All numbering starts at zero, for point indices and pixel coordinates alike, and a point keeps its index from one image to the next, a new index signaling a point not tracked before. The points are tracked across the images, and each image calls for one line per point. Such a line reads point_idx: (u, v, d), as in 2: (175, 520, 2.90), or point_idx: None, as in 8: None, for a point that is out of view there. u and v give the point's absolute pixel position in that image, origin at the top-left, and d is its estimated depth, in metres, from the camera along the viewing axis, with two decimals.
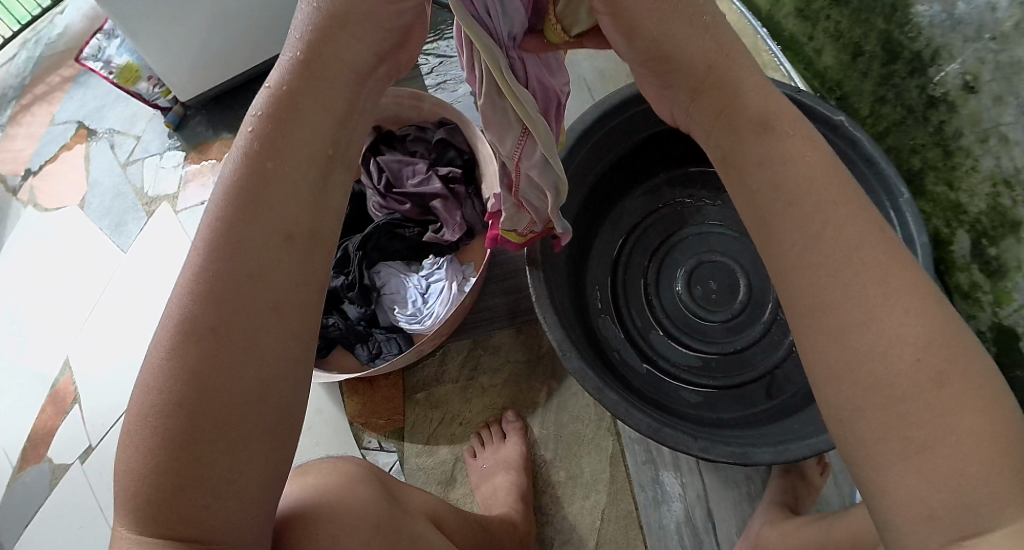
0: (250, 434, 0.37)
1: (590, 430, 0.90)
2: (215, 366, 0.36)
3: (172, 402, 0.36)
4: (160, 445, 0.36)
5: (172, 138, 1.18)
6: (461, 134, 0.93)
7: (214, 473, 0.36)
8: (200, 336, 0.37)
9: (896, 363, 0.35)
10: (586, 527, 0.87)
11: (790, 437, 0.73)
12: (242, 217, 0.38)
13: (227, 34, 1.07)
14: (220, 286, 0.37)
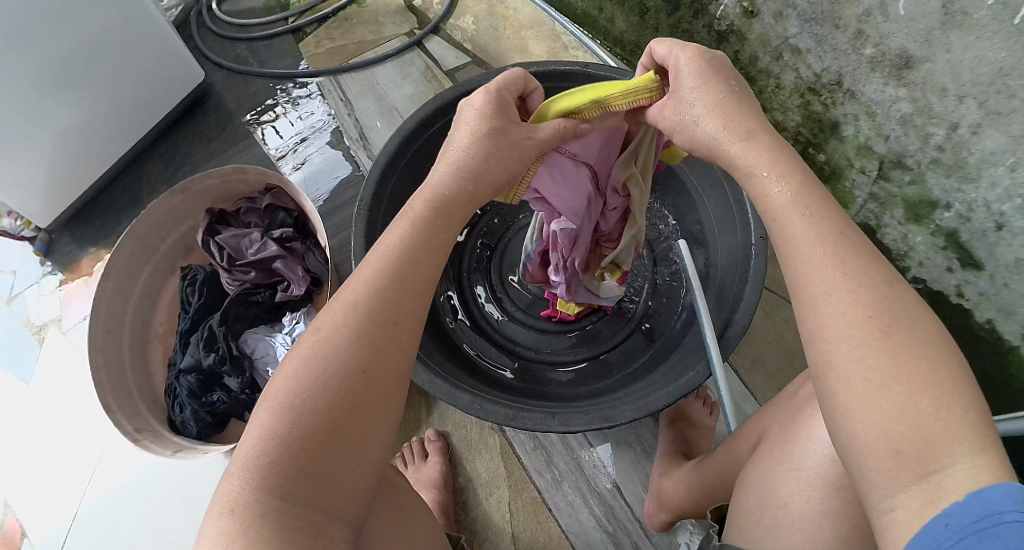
0: (380, 433, 0.46)
1: (476, 435, 1.01)
2: (370, 391, 0.46)
3: (321, 405, 0.44)
4: (303, 437, 0.43)
5: (46, 265, 1.20)
6: (286, 195, 1.00)
7: (356, 469, 0.45)
8: (340, 372, 0.46)
9: (844, 317, 0.43)
10: (500, 521, 0.95)
11: (664, 384, 0.78)
12: (375, 290, 0.50)
13: (75, 145, 1.11)
14: (359, 331, 0.47)
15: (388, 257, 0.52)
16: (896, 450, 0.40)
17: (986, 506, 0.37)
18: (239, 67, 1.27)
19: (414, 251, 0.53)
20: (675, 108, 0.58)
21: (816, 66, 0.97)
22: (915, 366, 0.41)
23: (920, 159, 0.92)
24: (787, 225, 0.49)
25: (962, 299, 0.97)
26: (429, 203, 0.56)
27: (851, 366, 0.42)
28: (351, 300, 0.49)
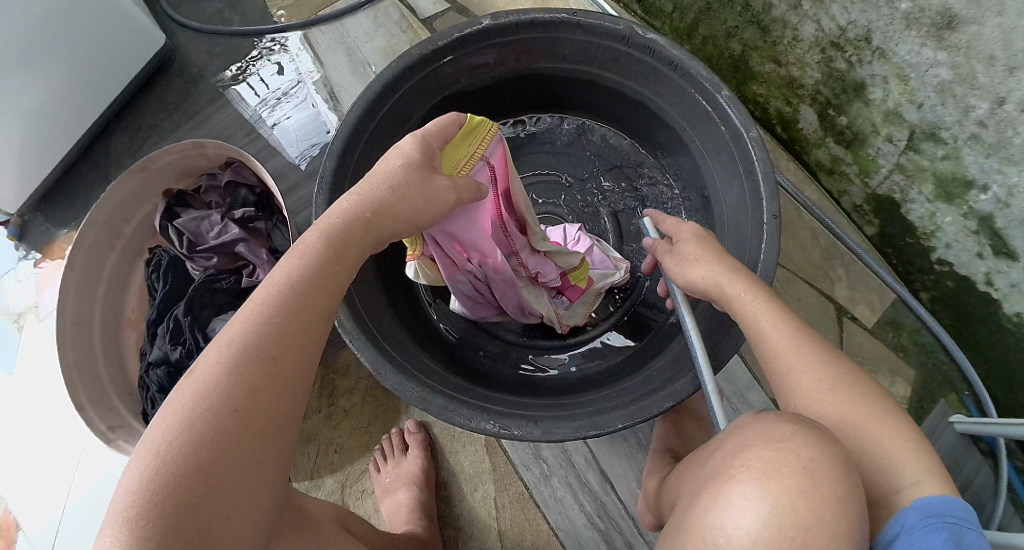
0: (266, 475, 0.43)
1: (459, 425, 0.99)
2: (252, 430, 0.42)
3: (195, 443, 0.41)
4: (172, 488, 0.39)
5: (20, 250, 1.15)
6: (247, 170, 0.93)
7: (234, 516, 0.40)
8: (216, 406, 0.42)
9: (813, 385, 0.55)
10: (486, 517, 0.93)
11: (653, 389, 0.73)
12: (261, 317, 0.46)
13: (40, 124, 1.03)
14: (239, 362, 0.44)
15: (272, 287, 0.48)
16: (863, 465, 0.50)
17: (934, 509, 0.46)
18: (203, 26, 1.16)
19: (309, 275, 0.50)
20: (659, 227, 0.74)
21: (840, 17, 0.85)
22: (861, 407, 0.53)
23: (957, 132, 0.81)
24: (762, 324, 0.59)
25: (990, 287, 0.90)
26: (335, 227, 0.53)
27: (829, 402, 0.54)
28: (230, 338, 0.45)
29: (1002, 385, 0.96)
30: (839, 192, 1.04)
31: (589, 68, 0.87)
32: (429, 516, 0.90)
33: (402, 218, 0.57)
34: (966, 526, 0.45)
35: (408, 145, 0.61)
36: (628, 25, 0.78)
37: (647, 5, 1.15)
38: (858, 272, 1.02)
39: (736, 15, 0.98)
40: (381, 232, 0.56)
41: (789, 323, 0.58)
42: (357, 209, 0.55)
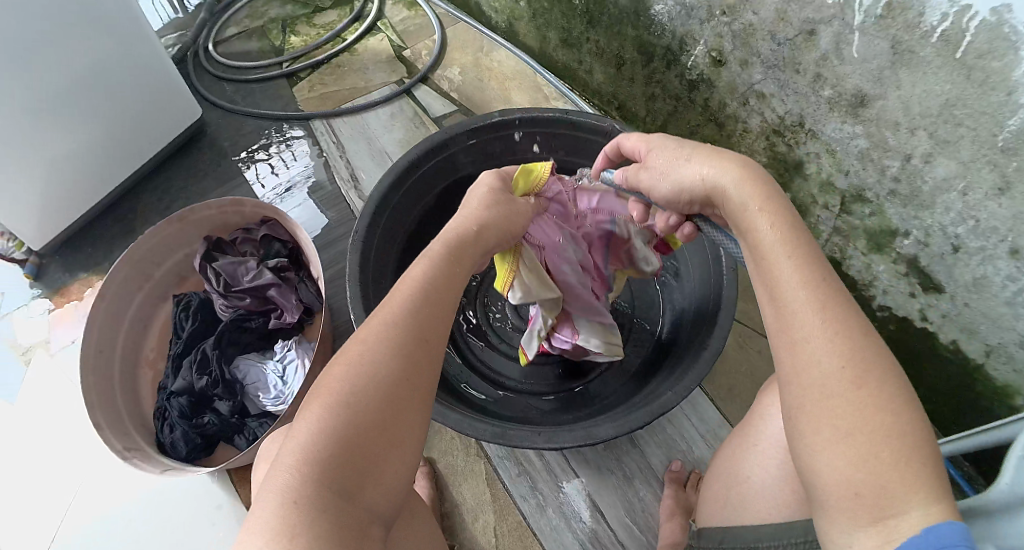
0: (417, 435, 0.49)
1: (462, 459, 0.93)
2: (408, 395, 0.49)
3: (367, 402, 0.47)
4: (350, 437, 0.45)
5: (35, 288, 1.21)
6: (281, 226, 1.03)
7: (395, 468, 0.47)
8: (388, 371, 0.49)
9: (816, 359, 0.45)
10: (482, 548, 0.86)
11: (657, 396, 0.78)
12: (415, 303, 0.54)
13: (70, 170, 1.14)
14: (402, 340, 0.51)
15: (425, 276, 0.57)
16: (856, 492, 0.41)
17: (938, 539, 0.38)
18: (236, 107, 1.32)
19: (444, 272, 0.58)
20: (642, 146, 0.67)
21: (779, 109, 0.99)
22: (883, 413, 0.42)
23: (878, 191, 0.93)
24: (777, 268, 0.50)
25: (925, 321, 0.99)
26: (456, 234, 0.62)
27: (827, 423, 0.43)
28: (390, 316, 0.52)
29: (954, 418, 1.03)
30: None
31: (578, 159, 0.96)
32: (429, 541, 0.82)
33: (494, 224, 0.66)
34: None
35: (488, 178, 0.72)
36: (611, 122, 0.89)
37: (625, 111, 1.28)
38: None
39: (697, 114, 1.12)
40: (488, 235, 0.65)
41: (786, 244, 0.51)
42: (464, 224, 0.64)
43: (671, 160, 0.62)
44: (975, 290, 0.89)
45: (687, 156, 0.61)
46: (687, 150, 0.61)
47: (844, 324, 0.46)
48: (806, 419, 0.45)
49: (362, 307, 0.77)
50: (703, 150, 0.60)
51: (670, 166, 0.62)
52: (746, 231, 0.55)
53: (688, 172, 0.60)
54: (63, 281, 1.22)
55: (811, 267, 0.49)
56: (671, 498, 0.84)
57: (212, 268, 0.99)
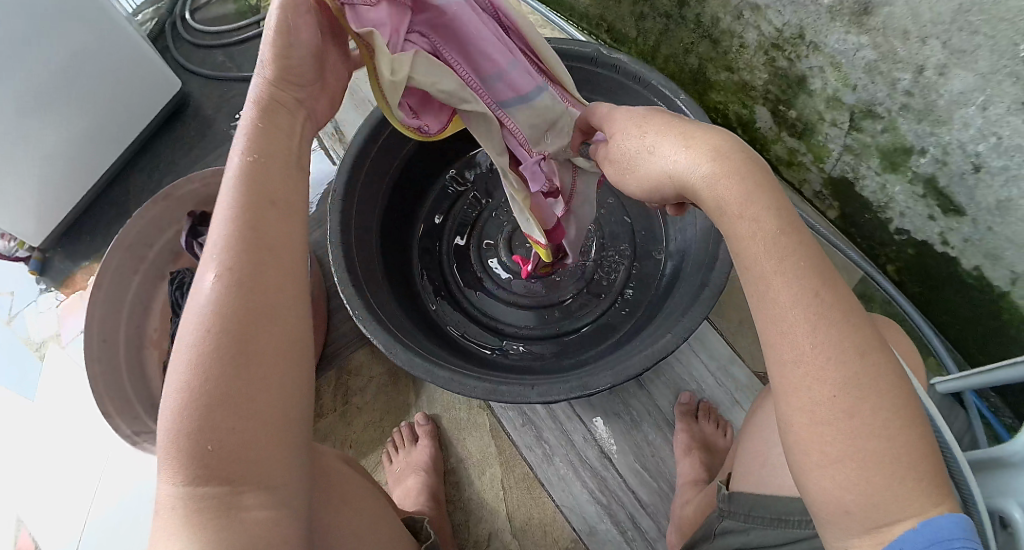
0: (280, 379, 0.42)
1: (465, 415, 0.91)
2: (251, 363, 0.41)
3: (212, 387, 0.39)
4: (209, 431, 0.39)
5: (42, 282, 1.23)
6: None
7: (272, 448, 0.40)
8: (223, 345, 0.40)
9: (801, 355, 0.44)
10: (491, 501, 0.86)
11: (648, 346, 0.75)
12: (225, 251, 0.43)
13: (59, 165, 1.14)
14: (227, 304, 0.41)
15: (228, 200, 0.45)
16: (845, 510, 0.42)
17: (936, 535, 0.41)
18: (217, 75, 1.28)
19: (242, 197, 0.45)
20: (620, 141, 0.54)
21: (777, 20, 0.91)
22: (882, 416, 0.42)
23: (890, 105, 0.86)
24: (761, 272, 0.45)
25: (946, 246, 0.93)
26: (254, 137, 0.48)
27: (805, 393, 0.43)
28: (207, 275, 0.42)
29: (978, 343, 0.99)
30: (801, 183, 1.09)
31: None
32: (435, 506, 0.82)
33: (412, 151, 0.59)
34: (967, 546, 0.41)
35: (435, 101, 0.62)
36: (595, 47, 0.84)
37: (615, 33, 1.20)
38: (826, 253, 1.06)
39: (690, 32, 1.05)
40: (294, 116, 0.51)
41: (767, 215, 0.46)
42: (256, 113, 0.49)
43: (637, 149, 0.52)
44: (999, 210, 0.83)
45: (650, 149, 0.51)
46: (647, 140, 0.51)
47: (813, 299, 0.44)
48: (795, 441, 0.44)
49: (346, 269, 0.77)
50: (670, 134, 0.50)
51: (633, 162, 0.52)
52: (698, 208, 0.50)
53: (658, 164, 0.50)
54: (67, 272, 1.23)
55: (787, 244, 0.45)
56: (684, 433, 0.83)
57: (196, 245, 0.98)
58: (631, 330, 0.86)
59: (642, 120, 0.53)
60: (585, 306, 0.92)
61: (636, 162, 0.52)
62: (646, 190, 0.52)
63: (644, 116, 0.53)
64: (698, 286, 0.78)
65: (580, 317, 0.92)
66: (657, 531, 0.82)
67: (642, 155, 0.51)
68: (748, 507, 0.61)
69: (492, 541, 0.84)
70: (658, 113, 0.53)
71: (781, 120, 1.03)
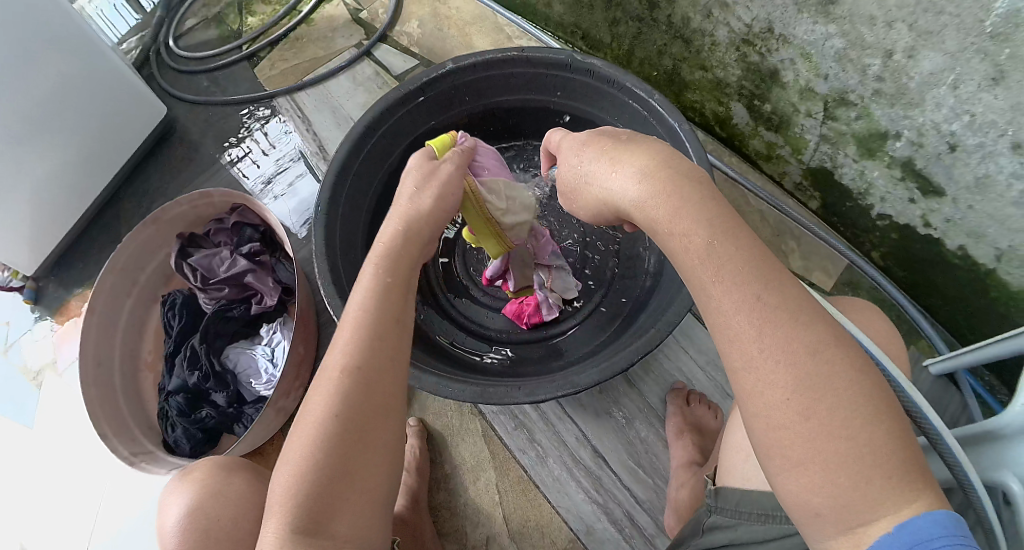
0: (383, 469, 0.49)
1: (458, 419, 0.91)
2: (358, 427, 0.49)
3: (326, 442, 0.48)
4: (315, 479, 0.47)
5: (36, 312, 1.24)
6: (251, 211, 1.01)
7: (360, 500, 0.48)
8: (339, 409, 0.49)
9: (759, 343, 0.46)
10: (488, 506, 0.86)
11: (632, 344, 0.76)
12: (360, 328, 0.53)
13: (50, 195, 1.16)
14: (348, 373, 0.50)
15: (365, 309, 0.54)
16: (817, 512, 0.44)
17: (912, 535, 0.41)
18: (200, 98, 1.29)
19: (381, 286, 0.56)
20: (566, 168, 0.65)
21: (745, 16, 0.92)
22: (844, 414, 0.43)
23: (862, 92, 0.88)
24: (701, 280, 0.50)
25: (929, 228, 0.94)
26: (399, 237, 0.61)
27: (766, 370, 0.45)
28: (330, 367, 0.51)
29: (969, 324, 0.99)
30: (781, 175, 1.10)
31: (539, 96, 0.93)
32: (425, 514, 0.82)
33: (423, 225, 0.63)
34: (950, 545, 0.41)
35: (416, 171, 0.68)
36: (568, 54, 0.85)
37: (590, 39, 1.22)
38: (810, 242, 1.07)
39: (663, 33, 1.06)
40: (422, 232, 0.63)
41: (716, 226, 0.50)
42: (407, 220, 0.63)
43: (579, 177, 0.62)
44: (978, 189, 0.84)
45: (587, 176, 0.61)
46: (581, 170, 0.62)
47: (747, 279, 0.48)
48: (760, 442, 0.46)
49: (331, 281, 0.78)
50: (602, 159, 0.60)
51: (577, 187, 0.62)
52: (643, 222, 0.55)
53: (595, 189, 0.60)
54: (61, 300, 1.24)
55: (726, 246, 0.49)
56: (677, 415, 0.84)
57: (184, 264, 0.98)
58: (615, 331, 0.87)
59: (583, 148, 0.63)
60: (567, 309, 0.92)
61: (577, 187, 0.63)
62: (593, 214, 0.63)
63: (584, 143, 0.64)
64: (670, 288, 0.80)
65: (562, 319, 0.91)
66: (654, 528, 0.82)
67: (576, 181, 0.63)
68: (735, 502, 0.62)
69: (490, 545, 0.84)
70: (595, 141, 0.63)
71: (757, 114, 1.04)
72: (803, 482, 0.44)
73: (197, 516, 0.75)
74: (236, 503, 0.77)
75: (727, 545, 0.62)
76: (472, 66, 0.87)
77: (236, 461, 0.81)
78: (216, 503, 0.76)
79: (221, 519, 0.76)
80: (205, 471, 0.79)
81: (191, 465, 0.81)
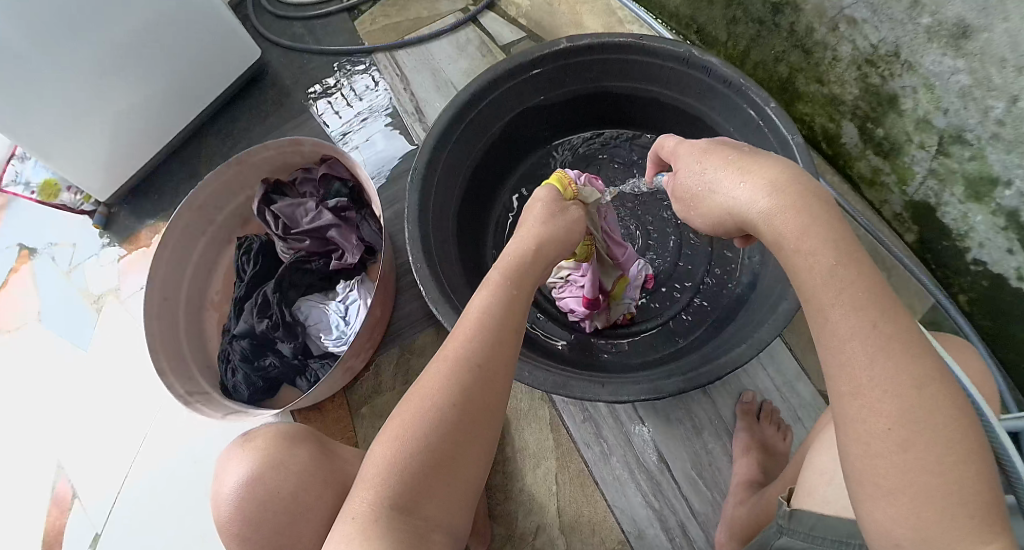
0: (482, 461, 0.48)
1: (526, 404, 0.90)
2: (470, 423, 0.47)
3: (436, 431, 0.46)
4: (420, 463, 0.46)
5: (104, 237, 1.25)
6: (341, 165, 0.99)
7: (455, 491, 0.46)
8: (454, 400, 0.47)
9: (885, 369, 0.44)
10: (542, 494, 0.85)
11: (718, 358, 0.74)
12: (482, 324, 0.51)
13: (136, 123, 1.17)
14: (469, 368, 0.49)
15: (490, 303, 0.53)
16: (901, 544, 0.43)
17: None
18: (295, 45, 1.29)
19: (513, 291, 0.54)
20: (684, 177, 0.61)
21: (874, 36, 0.89)
22: (957, 447, 0.42)
23: (980, 133, 0.85)
24: (821, 306, 0.47)
25: (1021, 282, 0.91)
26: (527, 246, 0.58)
27: (873, 397, 0.44)
28: (457, 355, 0.49)
29: None
30: (881, 203, 1.06)
31: (649, 86, 0.90)
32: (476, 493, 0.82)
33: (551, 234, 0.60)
34: None
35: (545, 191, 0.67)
36: (688, 48, 0.82)
37: (702, 35, 1.19)
38: (900, 276, 1.03)
39: (782, 40, 1.03)
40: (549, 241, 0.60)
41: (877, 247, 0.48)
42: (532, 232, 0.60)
43: (698, 185, 0.58)
44: None
45: (711, 185, 0.56)
46: (703, 179, 0.58)
47: (877, 312, 0.46)
48: (862, 469, 0.44)
49: (422, 249, 0.77)
50: (729, 168, 0.55)
51: (697, 195, 0.58)
52: (768, 238, 0.52)
53: (720, 197, 0.55)
54: (131, 228, 1.25)
55: (885, 273, 0.47)
56: (745, 431, 0.83)
57: (268, 210, 0.98)
58: (695, 341, 0.85)
59: (703, 156, 0.59)
60: (646, 310, 0.91)
61: (699, 196, 0.58)
62: (712, 223, 0.58)
63: (704, 150, 0.60)
64: (761, 310, 0.78)
65: (640, 319, 0.90)
66: (706, 542, 0.81)
67: (697, 189, 0.58)
68: (810, 526, 0.60)
69: (538, 534, 0.84)
70: (717, 150, 0.58)
71: (865, 138, 1.01)
72: (919, 530, 0.42)
73: (258, 488, 0.68)
74: (300, 478, 0.69)
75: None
76: (587, 47, 0.85)
77: (300, 431, 0.74)
78: (279, 476, 0.69)
79: (285, 494, 0.68)
80: (267, 439, 0.71)
81: (254, 429, 0.74)
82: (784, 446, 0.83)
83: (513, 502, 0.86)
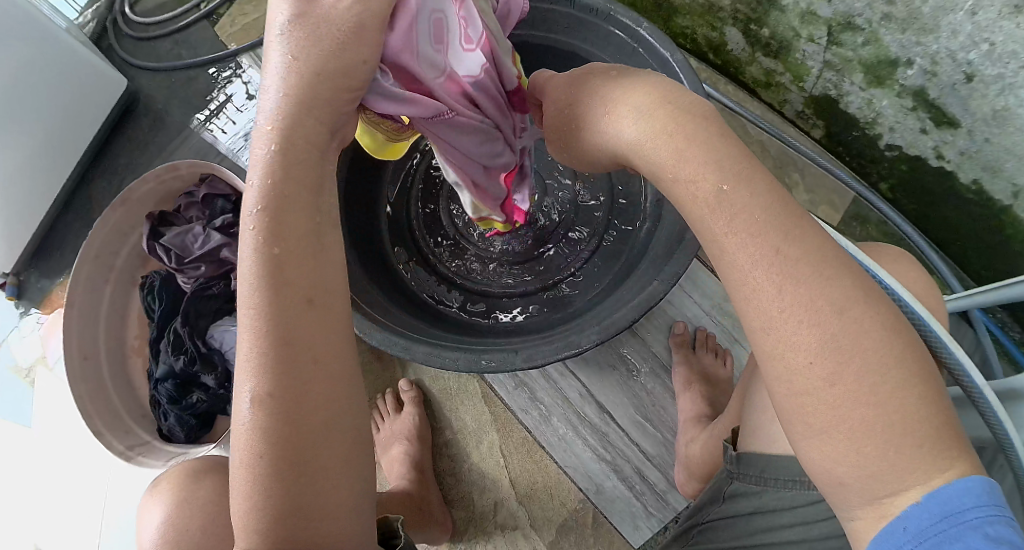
0: (347, 476, 0.40)
1: (456, 382, 0.88)
2: (302, 443, 0.38)
3: (266, 464, 0.38)
4: (270, 503, 0.38)
5: (19, 307, 1.19)
6: (221, 181, 0.95)
7: (327, 516, 0.39)
8: (275, 425, 0.38)
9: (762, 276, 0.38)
10: (493, 471, 0.83)
11: (630, 297, 0.71)
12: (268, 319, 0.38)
13: (20, 183, 1.10)
14: (275, 381, 0.38)
15: (265, 286, 0.38)
16: (841, 481, 0.38)
17: (943, 507, 0.36)
18: (164, 64, 1.22)
19: (279, 246, 0.38)
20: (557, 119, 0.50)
21: None
22: (872, 349, 0.37)
23: (870, 16, 0.80)
24: (710, 232, 0.40)
25: (941, 161, 0.88)
26: (277, 163, 0.39)
27: (788, 329, 0.38)
28: (253, 366, 0.38)
29: (982, 258, 0.95)
30: (781, 103, 1.05)
31: (517, 30, 0.86)
32: (427, 483, 0.80)
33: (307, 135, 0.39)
34: (984, 517, 0.36)
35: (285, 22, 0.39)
36: None
37: None
38: (814, 176, 1.02)
39: None
40: (313, 149, 0.40)
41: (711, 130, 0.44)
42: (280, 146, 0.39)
43: (565, 128, 0.49)
44: (993, 120, 0.78)
45: (577, 125, 0.48)
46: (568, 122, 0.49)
47: (753, 201, 0.39)
48: (783, 410, 0.39)
49: None
50: (599, 94, 0.46)
51: (567, 139, 0.50)
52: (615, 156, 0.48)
53: (589, 130, 0.46)
54: (46, 292, 1.19)
55: None
56: (684, 365, 0.80)
57: (156, 243, 0.94)
58: (610, 281, 0.83)
59: (571, 90, 0.49)
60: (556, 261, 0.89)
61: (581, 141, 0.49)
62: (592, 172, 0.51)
63: (575, 79, 0.50)
64: (665, 233, 0.76)
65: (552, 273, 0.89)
66: (666, 483, 0.80)
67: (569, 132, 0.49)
68: (760, 468, 0.55)
69: (498, 511, 0.82)
70: (586, 79, 0.49)
71: (753, 39, 0.98)
72: (827, 449, 0.37)
73: (172, 534, 0.70)
74: (207, 511, 0.71)
75: (752, 512, 0.56)
76: None
77: (202, 464, 0.76)
78: (186, 516, 0.71)
79: (197, 531, 0.70)
80: (172, 481, 0.74)
81: (162, 475, 0.76)
82: (722, 367, 0.81)
83: (470, 485, 0.83)
